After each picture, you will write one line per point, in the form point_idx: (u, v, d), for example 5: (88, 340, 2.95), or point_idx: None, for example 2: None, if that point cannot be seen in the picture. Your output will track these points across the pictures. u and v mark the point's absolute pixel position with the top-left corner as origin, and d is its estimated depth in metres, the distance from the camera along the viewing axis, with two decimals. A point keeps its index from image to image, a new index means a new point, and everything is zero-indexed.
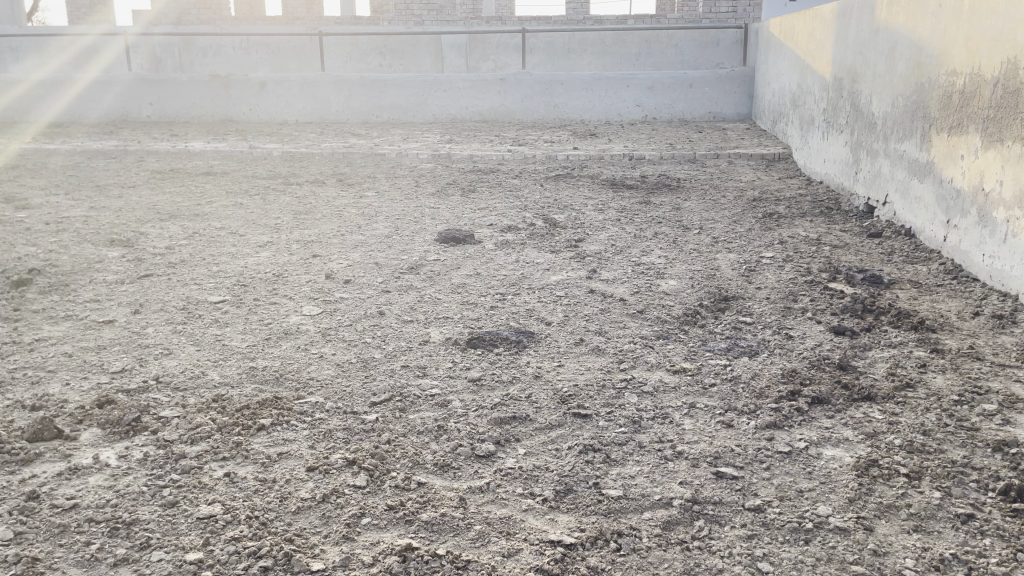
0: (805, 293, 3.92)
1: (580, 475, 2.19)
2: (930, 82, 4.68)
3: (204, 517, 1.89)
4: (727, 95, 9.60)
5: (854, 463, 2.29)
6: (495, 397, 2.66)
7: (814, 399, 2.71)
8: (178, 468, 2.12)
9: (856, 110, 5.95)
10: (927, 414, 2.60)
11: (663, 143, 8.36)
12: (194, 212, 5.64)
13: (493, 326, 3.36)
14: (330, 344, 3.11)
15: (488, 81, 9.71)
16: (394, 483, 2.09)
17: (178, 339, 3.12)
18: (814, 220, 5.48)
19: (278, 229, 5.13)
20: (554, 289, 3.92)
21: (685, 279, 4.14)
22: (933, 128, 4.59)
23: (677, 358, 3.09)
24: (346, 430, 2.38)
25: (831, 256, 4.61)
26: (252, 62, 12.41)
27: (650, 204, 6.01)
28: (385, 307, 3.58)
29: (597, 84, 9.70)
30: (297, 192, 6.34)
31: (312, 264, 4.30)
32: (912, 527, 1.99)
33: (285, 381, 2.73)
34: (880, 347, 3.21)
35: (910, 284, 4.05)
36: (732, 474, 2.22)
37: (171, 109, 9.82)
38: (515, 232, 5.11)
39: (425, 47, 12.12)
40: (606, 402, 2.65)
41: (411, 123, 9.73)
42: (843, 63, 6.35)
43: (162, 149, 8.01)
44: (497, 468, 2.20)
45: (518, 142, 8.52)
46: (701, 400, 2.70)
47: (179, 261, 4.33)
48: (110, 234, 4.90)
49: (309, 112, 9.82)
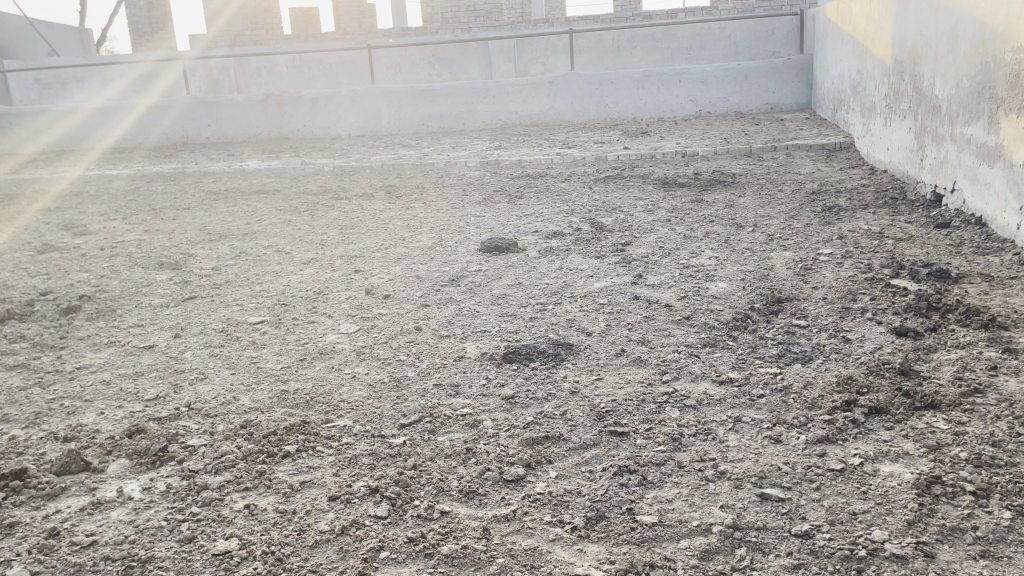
0: (865, 292, 3.70)
1: (612, 500, 2.07)
2: (996, 61, 4.38)
3: (219, 553, 1.86)
4: (783, 85, 9.29)
5: (914, 480, 2.10)
6: (528, 415, 2.55)
7: (871, 409, 2.52)
8: (199, 500, 2.09)
9: (919, 93, 5.64)
10: (998, 422, 2.38)
11: (717, 138, 8.12)
12: (244, 231, 5.70)
13: (531, 338, 3.26)
14: (365, 362, 3.06)
15: (537, 84, 9.59)
16: (416, 513, 2.02)
17: (215, 362, 3.12)
18: (877, 212, 5.21)
19: (323, 245, 5.13)
20: (597, 296, 3.79)
21: (736, 281, 3.96)
22: (1001, 109, 4.30)
23: (724, 367, 2.92)
24: (372, 455, 2.31)
25: (894, 250, 4.35)
26: (306, 79, 12.61)
27: (702, 202, 5.81)
28: (423, 322, 3.51)
29: (648, 80, 9.50)
30: (345, 206, 6.36)
31: (353, 280, 4.27)
32: (979, 553, 1.81)
33: (316, 404, 2.68)
34: (946, 349, 2.99)
35: (981, 278, 3.79)
36: (777, 496, 2.06)
37: (229, 129, 10.03)
38: (560, 238, 4.99)
39: (473, 56, 12.14)
40: (645, 418, 2.51)
41: (461, 131, 9.71)
42: (904, 46, 6.03)
43: (218, 169, 8.16)
44: (525, 494, 2.10)
45: (568, 144, 8.40)
46: (748, 414, 2.54)
47: (224, 282, 4.36)
48: (160, 257, 4.99)
49: (361, 126, 9.88)
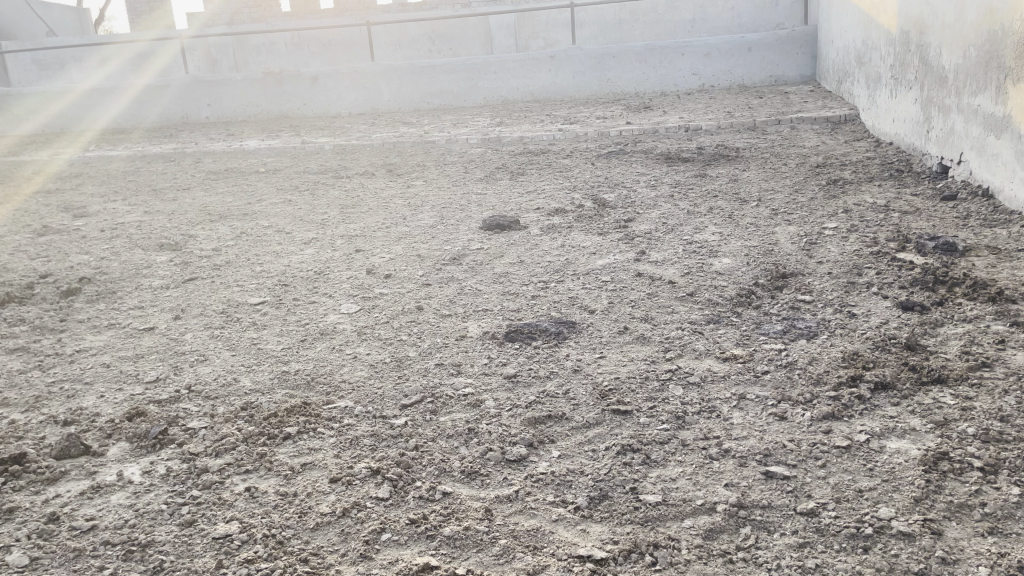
0: (870, 266, 3.65)
1: (616, 479, 2.05)
2: (1004, 30, 4.31)
3: (219, 537, 1.86)
4: (788, 57, 9.18)
5: (922, 456, 2.08)
6: (530, 394, 2.53)
7: (877, 385, 2.50)
8: (199, 483, 2.09)
9: (926, 64, 5.56)
10: (1006, 397, 2.35)
11: (720, 112, 8.02)
12: (244, 211, 5.66)
13: (534, 317, 3.23)
14: (366, 343, 3.03)
15: (539, 60, 9.49)
16: (418, 494, 2.00)
17: (215, 343, 3.10)
18: (883, 185, 5.15)
19: (324, 225, 5.09)
20: (600, 273, 3.76)
21: (740, 257, 3.92)
22: (1009, 79, 4.23)
23: (728, 344, 2.89)
24: (373, 436, 2.29)
25: (900, 223, 4.30)
26: (305, 57, 12.52)
27: (706, 176, 5.76)
28: (424, 302, 3.48)
29: (651, 54, 9.38)
30: (346, 185, 6.32)
31: (355, 260, 4.23)
32: (987, 529, 1.78)
33: (317, 385, 2.66)
34: (953, 323, 2.95)
35: (988, 251, 3.74)
36: (783, 474, 2.04)
37: (228, 108, 9.95)
38: (562, 215, 4.94)
39: (474, 31, 12.02)
40: (649, 397, 2.49)
41: (462, 108, 9.61)
42: (910, 15, 5.93)
43: (218, 149, 8.09)
44: (528, 474, 2.08)
45: (570, 120, 8.31)
46: (752, 391, 2.51)
47: (225, 262, 4.32)
48: (161, 238, 4.95)
49: (361, 103, 9.79)
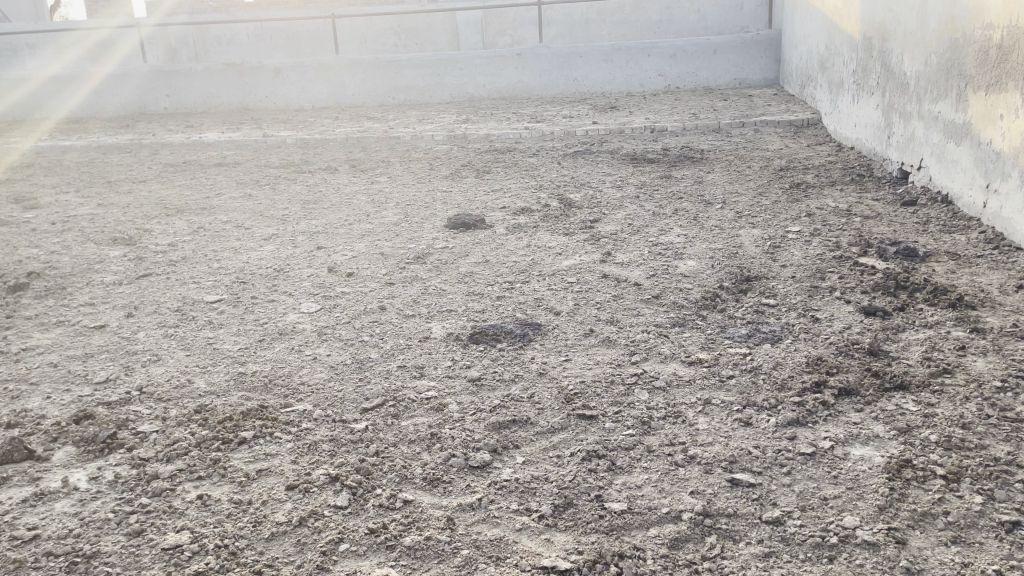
0: (833, 270, 3.68)
1: (581, 486, 2.02)
2: (965, 38, 4.36)
3: (169, 548, 1.79)
4: (752, 60, 9.25)
5: (885, 463, 2.08)
6: (495, 398, 2.48)
7: (841, 391, 2.50)
8: (149, 490, 2.01)
9: (888, 71, 5.63)
10: (967, 404, 2.37)
11: (686, 113, 8.05)
12: (202, 205, 5.52)
13: (499, 318, 3.18)
14: (326, 343, 2.96)
15: (506, 57, 9.43)
16: (378, 502, 1.95)
17: (169, 343, 3.00)
18: (844, 189, 5.20)
19: (285, 221, 4.99)
20: (566, 274, 3.73)
21: (704, 260, 3.91)
22: (970, 87, 4.29)
23: (694, 347, 2.88)
24: (332, 441, 2.23)
25: (862, 228, 4.34)
26: (267, 48, 12.32)
27: (671, 178, 5.76)
28: (387, 302, 3.41)
29: (617, 54, 9.37)
30: (308, 179, 6.21)
31: (316, 257, 4.15)
32: (950, 539, 1.78)
33: (274, 387, 2.58)
34: (914, 329, 2.97)
35: (947, 257, 3.78)
36: (748, 481, 2.02)
37: (188, 99, 9.74)
38: (528, 215, 4.90)
39: (441, 26, 11.91)
40: (614, 401, 2.46)
41: (428, 103, 9.52)
42: (873, 21, 6.00)
43: (176, 141, 7.90)
44: (491, 481, 2.04)
45: (536, 118, 8.27)
46: (718, 395, 2.50)
47: (181, 258, 4.20)
48: (114, 232, 4.81)
49: (325, 97, 9.65)
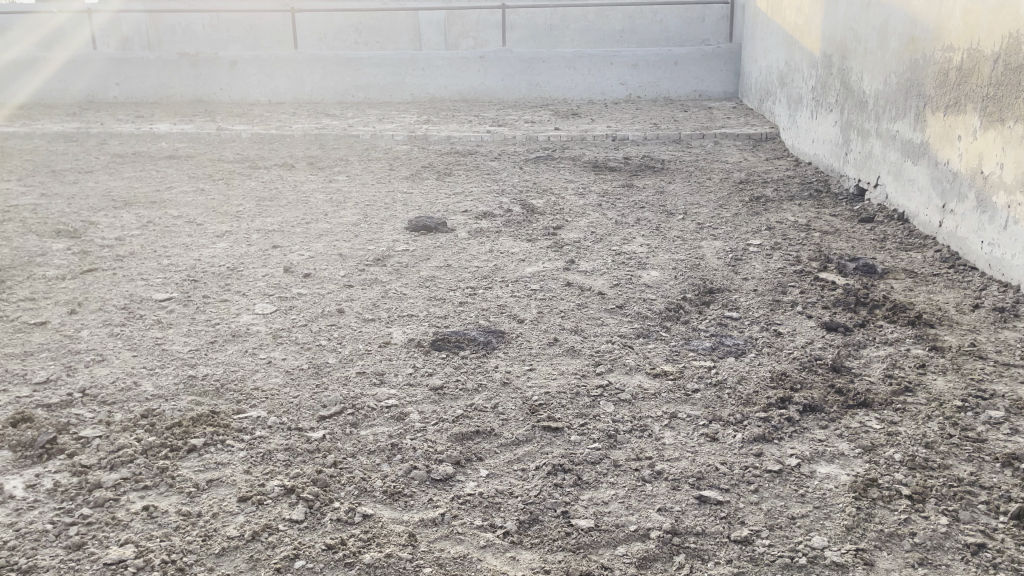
0: (794, 284, 3.69)
1: (547, 502, 1.96)
2: (925, 59, 4.43)
3: (111, 563, 1.68)
4: (712, 73, 9.34)
5: (851, 482, 2.07)
6: (457, 407, 2.42)
7: (805, 407, 2.49)
8: (91, 500, 1.90)
9: (847, 88, 5.70)
10: (929, 422, 2.38)
11: (647, 123, 8.08)
12: (152, 198, 5.34)
13: (461, 325, 3.11)
14: (281, 347, 2.85)
15: (468, 59, 9.36)
16: (336, 516, 1.86)
17: (115, 343, 2.86)
18: (803, 204, 5.26)
19: (239, 218, 4.84)
20: (529, 281, 3.68)
21: (668, 270, 3.90)
22: (928, 107, 4.36)
23: (658, 359, 2.85)
24: (288, 451, 2.13)
25: (821, 243, 4.38)
26: (224, 40, 12.04)
27: (633, 187, 5.76)
28: (345, 305, 3.31)
29: (580, 61, 9.36)
30: (264, 176, 6.05)
31: (271, 256, 4.03)
32: (917, 561, 1.77)
33: (227, 392, 2.47)
34: (875, 345, 2.99)
35: (905, 274, 3.83)
36: (716, 499, 1.99)
37: (139, 89, 9.45)
38: (490, 219, 4.84)
39: (403, 26, 11.79)
40: (580, 413, 2.41)
41: (388, 103, 9.40)
42: (832, 39, 6.09)
43: (126, 131, 7.65)
44: (454, 496, 1.97)
45: (498, 122, 8.21)
46: (683, 409, 2.47)
47: (129, 253, 4.04)
48: (58, 224, 4.61)
49: (283, 92, 9.46)
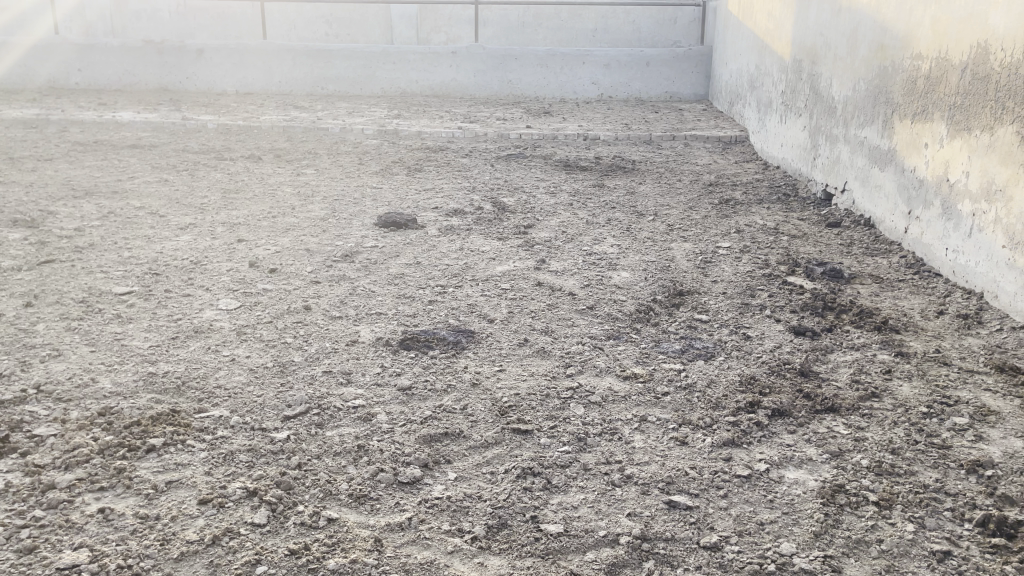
0: (763, 288, 3.71)
1: (516, 506, 1.93)
2: (894, 66, 4.47)
3: (64, 569, 1.62)
4: (684, 75, 9.38)
5: (819, 488, 2.07)
6: (426, 408, 2.38)
7: (774, 411, 2.49)
8: (43, 502, 1.83)
9: (816, 93, 5.75)
10: (896, 428, 2.39)
11: (618, 123, 8.09)
12: (113, 188, 5.20)
13: (430, 324, 3.07)
14: (246, 344, 2.79)
15: (440, 54, 9.28)
16: (299, 520, 1.82)
17: (72, 337, 2.77)
18: (772, 207, 5.29)
19: (203, 210, 4.75)
20: (500, 281, 3.65)
21: (638, 271, 3.89)
22: (896, 115, 4.41)
23: (628, 361, 2.84)
24: (251, 451, 2.08)
25: (789, 247, 4.40)
26: (192, 28, 11.81)
27: (604, 187, 5.75)
28: (313, 301, 3.25)
29: (552, 59, 9.34)
30: (230, 167, 5.95)
31: (237, 250, 3.95)
32: (883, 568, 1.78)
33: (188, 390, 2.40)
34: (842, 350, 3.01)
35: (871, 279, 3.87)
36: (685, 504, 1.98)
37: (101, 76, 9.23)
38: (460, 217, 4.80)
39: (374, 19, 11.67)
40: (550, 416, 2.39)
41: (359, 96, 9.30)
42: (803, 45, 6.14)
43: (87, 118, 7.48)
44: (422, 499, 1.93)
45: (469, 119, 8.16)
46: (653, 413, 2.46)
47: (88, 245, 3.93)
48: (15, 213, 4.48)
49: (252, 83, 9.32)
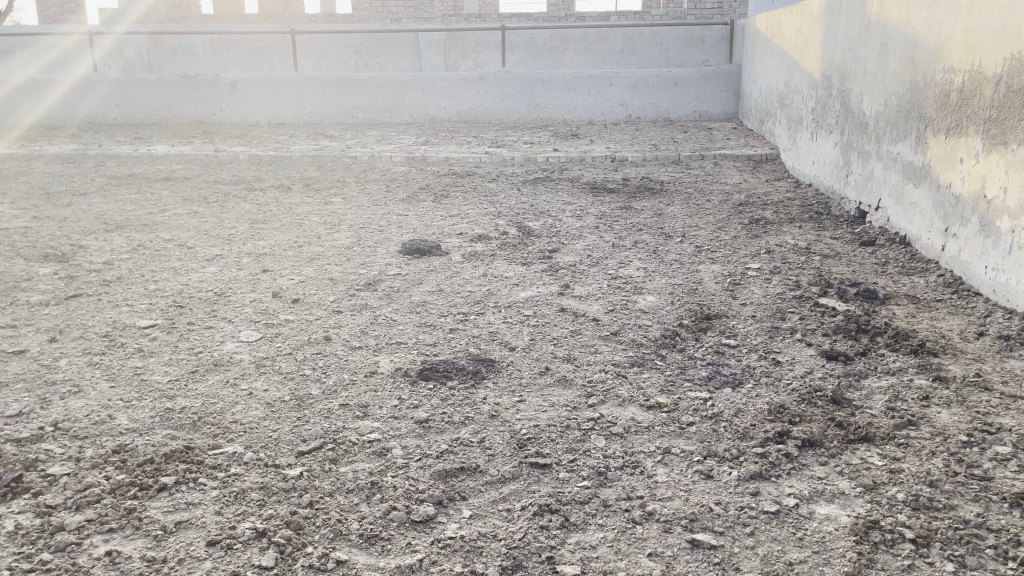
0: (794, 310, 3.60)
1: (531, 546, 1.87)
2: (927, 81, 4.36)
3: None
4: (713, 93, 9.28)
5: (852, 524, 1.97)
6: (442, 442, 2.33)
7: (804, 442, 2.39)
8: (52, 545, 1.80)
9: (846, 109, 5.65)
10: (934, 459, 2.28)
11: (647, 144, 8.03)
12: (144, 221, 5.26)
13: (450, 353, 3.03)
14: (264, 377, 2.77)
15: (468, 81, 9.34)
16: (308, 563, 1.77)
17: (93, 372, 2.78)
18: (804, 226, 5.18)
19: (230, 241, 4.77)
20: (523, 307, 3.60)
21: (664, 295, 3.81)
22: (930, 130, 4.28)
23: (653, 390, 2.76)
24: (263, 489, 2.05)
25: (822, 267, 4.28)
26: (225, 61, 12.04)
27: (631, 209, 5.68)
28: (333, 332, 3.23)
29: (579, 82, 9.34)
30: (258, 198, 5.99)
31: (260, 281, 3.95)
32: None
33: (203, 426, 2.38)
34: (877, 375, 2.90)
35: (907, 300, 3.74)
36: (709, 543, 1.89)
37: (138, 109, 9.42)
38: (485, 242, 4.76)
39: (402, 47, 11.80)
40: (569, 449, 2.32)
41: (387, 124, 9.37)
42: (832, 61, 6.03)
43: (123, 152, 7.63)
44: (434, 539, 1.88)
45: (496, 143, 8.17)
46: (677, 444, 2.38)
47: (116, 278, 3.96)
48: (47, 248, 4.54)
49: (283, 113, 9.45)
